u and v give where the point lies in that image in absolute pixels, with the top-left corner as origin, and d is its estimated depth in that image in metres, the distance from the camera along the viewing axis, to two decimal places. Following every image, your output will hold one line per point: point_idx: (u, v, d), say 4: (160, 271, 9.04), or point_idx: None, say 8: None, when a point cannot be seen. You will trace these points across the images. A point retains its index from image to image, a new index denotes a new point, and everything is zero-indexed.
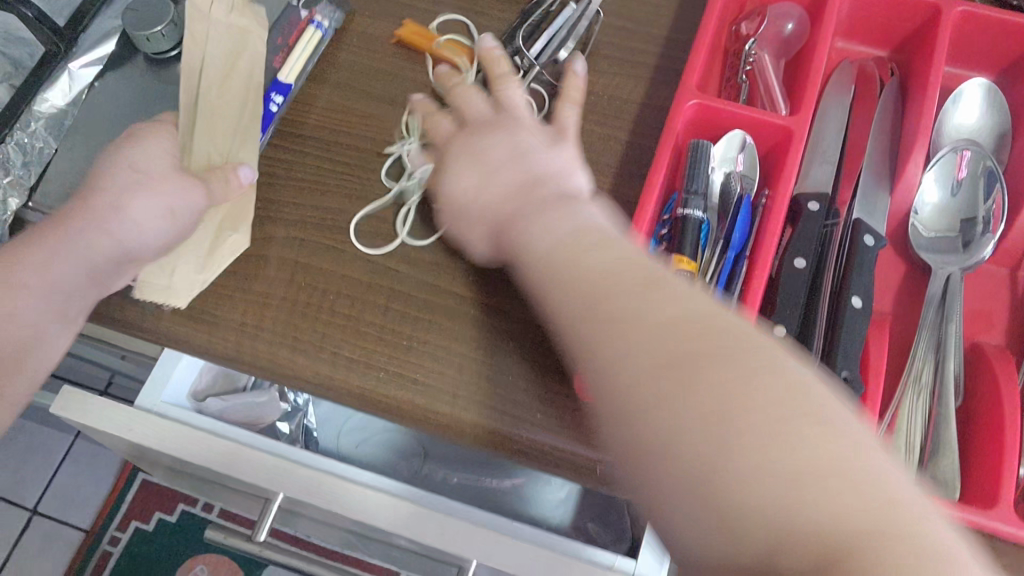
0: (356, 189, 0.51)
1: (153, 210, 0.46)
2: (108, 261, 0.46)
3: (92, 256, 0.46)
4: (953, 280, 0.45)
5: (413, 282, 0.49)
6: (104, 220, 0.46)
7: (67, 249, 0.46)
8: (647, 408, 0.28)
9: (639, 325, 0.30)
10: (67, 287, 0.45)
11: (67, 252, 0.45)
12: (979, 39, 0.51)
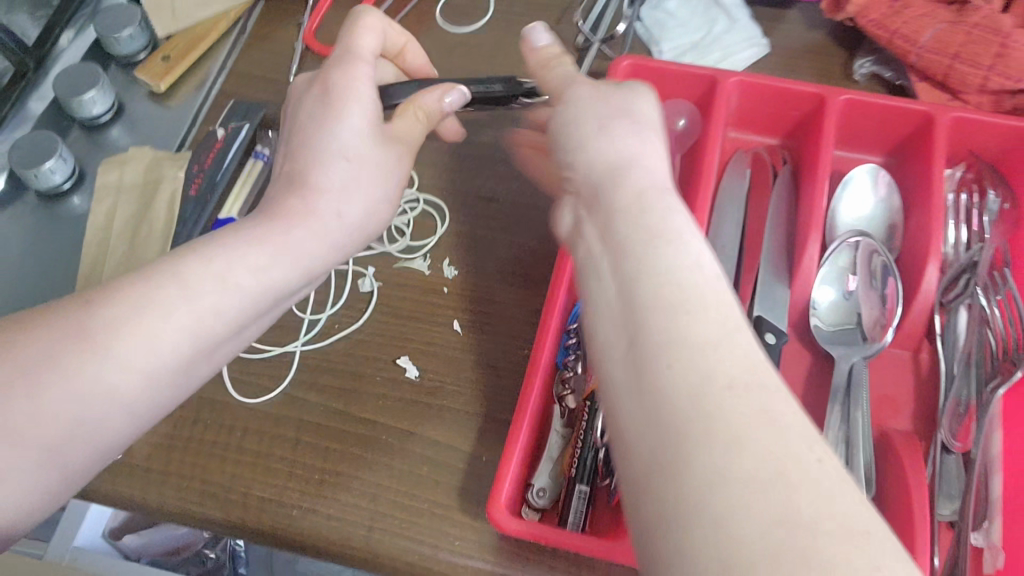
0: None
1: (304, 250, 0.40)
2: (264, 304, 0.38)
3: (253, 307, 0.37)
4: (856, 370, 0.46)
5: (322, 411, 0.47)
6: (264, 249, 0.38)
7: (156, 336, 0.33)
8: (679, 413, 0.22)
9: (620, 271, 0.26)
10: (198, 376, 0.36)
11: (230, 314, 0.36)
12: (865, 123, 0.53)
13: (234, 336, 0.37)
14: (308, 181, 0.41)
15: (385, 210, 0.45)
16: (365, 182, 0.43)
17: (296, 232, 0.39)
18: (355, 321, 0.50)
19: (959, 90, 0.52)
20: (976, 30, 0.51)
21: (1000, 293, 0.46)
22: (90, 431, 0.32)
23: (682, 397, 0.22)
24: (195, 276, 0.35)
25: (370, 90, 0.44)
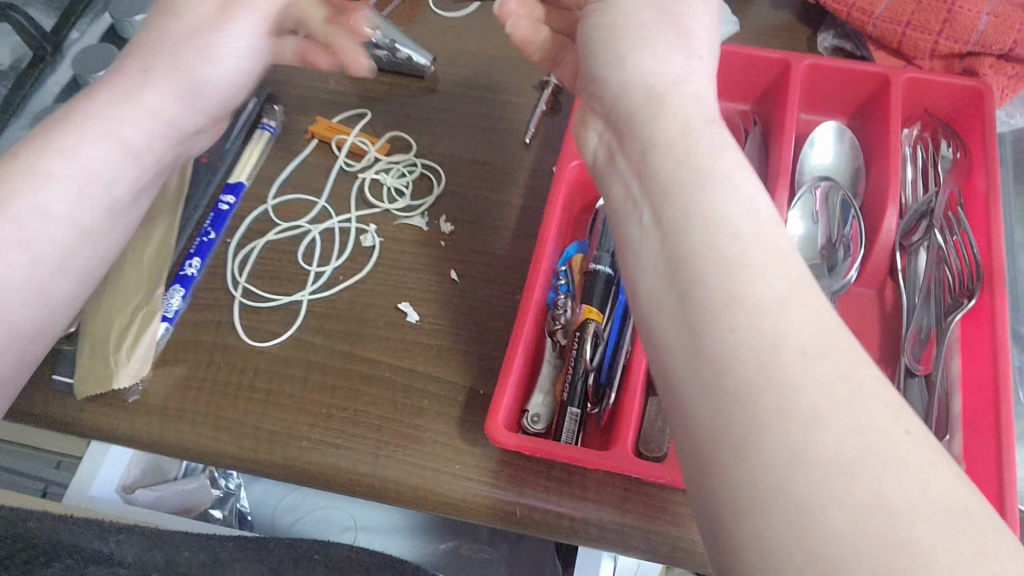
0: (268, 270, 0.54)
1: (149, 134, 0.42)
2: (128, 169, 0.42)
3: (94, 195, 0.41)
4: (825, 304, 0.49)
5: (328, 352, 0.50)
6: (93, 140, 0.40)
7: (6, 220, 0.37)
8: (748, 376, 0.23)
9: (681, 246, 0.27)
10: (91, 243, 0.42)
11: (100, 189, 0.41)
12: (828, 86, 0.57)
13: (115, 204, 0.43)
14: (155, 56, 0.42)
15: (247, 85, 0.46)
16: (227, 53, 0.43)
17: (136, 110, 0.42)
18: (357, 272, 0.53)
19: (913, 56, 0.57)
20: (924, 0, 0.56)
21: (956, 231, 0.50)
22: (44, 302, 0.40)
23: (715, 274, 0.26)
24: (21, 179, 0.38)
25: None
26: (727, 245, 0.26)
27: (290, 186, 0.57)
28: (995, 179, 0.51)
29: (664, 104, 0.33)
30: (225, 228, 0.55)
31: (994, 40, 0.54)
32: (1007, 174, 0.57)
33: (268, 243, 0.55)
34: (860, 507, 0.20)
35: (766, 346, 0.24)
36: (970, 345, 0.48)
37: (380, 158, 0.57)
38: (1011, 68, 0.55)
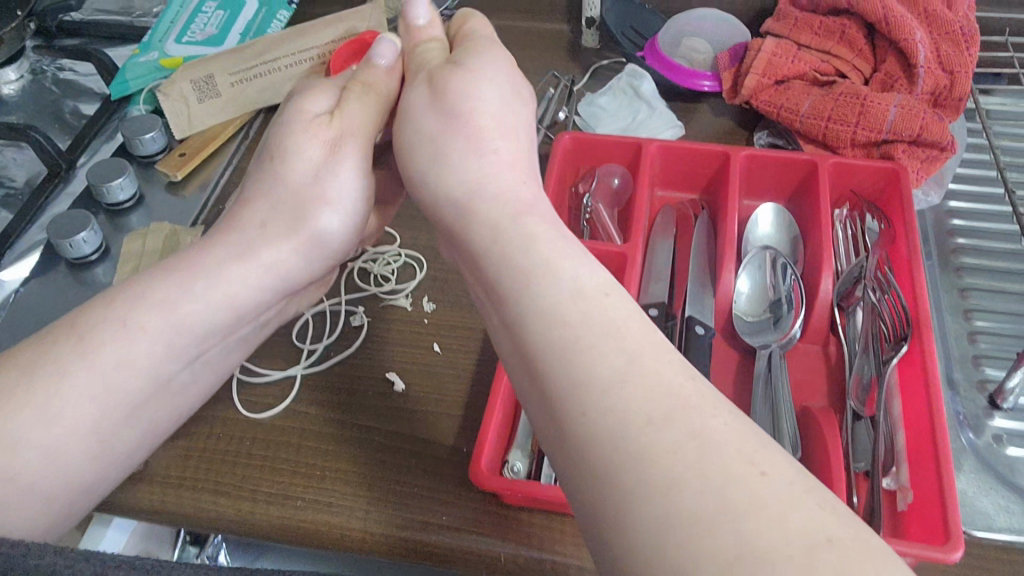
0: (265, 350, 0.58)
1: (253, 291, 0.45)
2: (226, 325, 0.44)
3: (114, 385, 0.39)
4: (774, 358, 0.54)
5: (322, 420, 0.54)
6: (215, 296, 0.43)
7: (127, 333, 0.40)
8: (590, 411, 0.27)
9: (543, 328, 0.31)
10: (196, 377, 0.45)
11: (212, 349, 0.45)
12: (763, 175, 0.65)
13: (201, 370, 0.45)
14: (243, 244, 0.45)
15: (352, 239, 0.50)
16: (339, 203, 0.47)
17: (238, 272, 0.44)
18: (348, 349, 0.58)
19: (836, 146, 0.65)
20: (842, 97, 0.64)
21: (887, 290, 0.56)
22: (110, 438, 0.40)
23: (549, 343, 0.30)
24: (150, 313, 0.41)
25: (346, 165, 0.47)
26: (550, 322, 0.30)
27: None
28: (916, 242, 0.57)
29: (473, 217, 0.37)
30: None
31: (903, 127, 0.62)
32: (930, 244, 0.63)
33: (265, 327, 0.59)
34: (699, 511, 0.23)
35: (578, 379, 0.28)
36: (906, 387, 0.52)
37: (367, 249, 0.63)
38: (923, 151, 0.63)
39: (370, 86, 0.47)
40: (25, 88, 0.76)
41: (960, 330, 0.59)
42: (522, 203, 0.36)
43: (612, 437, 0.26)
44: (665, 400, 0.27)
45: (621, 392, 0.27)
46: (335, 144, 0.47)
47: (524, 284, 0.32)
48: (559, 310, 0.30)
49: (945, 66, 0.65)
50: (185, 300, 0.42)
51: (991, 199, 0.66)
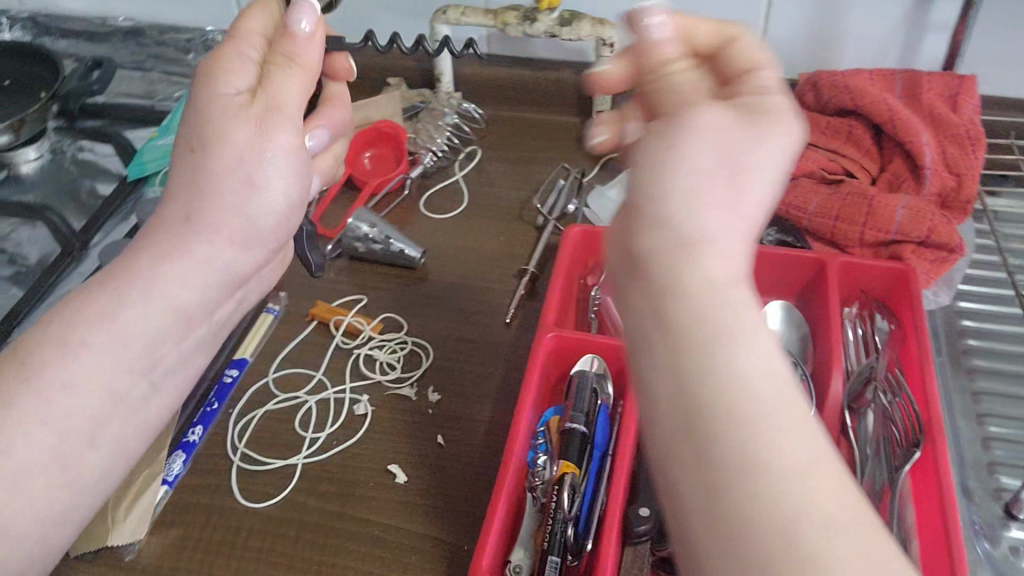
0: (264, 437, 0.57)
1: (193, 287, 0.43)
2: (178, 328, 0.42)
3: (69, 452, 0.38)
4: None
5: (321, 513, 0.53)
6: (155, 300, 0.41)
7: (67, 367, 0.38)
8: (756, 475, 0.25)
9: (715, 391, 0.26)
10: (159, 391, 0.43)
11: (170, 352, 0.43)
12: (772, 273, 0.65)
13: (163, 382, 0.43)
14: (169, 244, 0.42)
15: (299, 213, 0.47)
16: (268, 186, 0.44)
17: (171, 270, 0.42)
18: (350, 438, 0.57)
19: (845, 245, 0.65)
20: (849, 197, 0.65)
21: (898, 395, 0.55)
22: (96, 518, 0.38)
23: (718, 403, 0.26)
24: (88, 329, 0.39)
25: (277, 140, 0.43)
26: (745, 406, 0.26)
27: (291, 362, 0.62)
28: (927, 345, 0.57)
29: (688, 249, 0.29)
30: (227, 399, 0.59)
31: (912, 228, 0.62)
32: (940, 345, 0.63)
33: (267, 412, 0.59)
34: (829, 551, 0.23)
35: (746, 435, 0.25)
36: (919, 495, 0.52)
37: (374, 336, 0.62)
38: (931, 253, 0.63)
39: (303, 66, 0.43)
40: (44, 166, 0.77)
41: (974, 436, 0.58)
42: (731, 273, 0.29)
43: (760, 499, 0.24)
44: (796, 480, 0.25)
45: (788, 464, 0.25)
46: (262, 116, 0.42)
47: (719, 342, 0.27)
48: (746, 382, 0.26)
49: (952, 168, 0.65)
50: (128, 305, 0.40)
51: (1001, 300, 0.66)
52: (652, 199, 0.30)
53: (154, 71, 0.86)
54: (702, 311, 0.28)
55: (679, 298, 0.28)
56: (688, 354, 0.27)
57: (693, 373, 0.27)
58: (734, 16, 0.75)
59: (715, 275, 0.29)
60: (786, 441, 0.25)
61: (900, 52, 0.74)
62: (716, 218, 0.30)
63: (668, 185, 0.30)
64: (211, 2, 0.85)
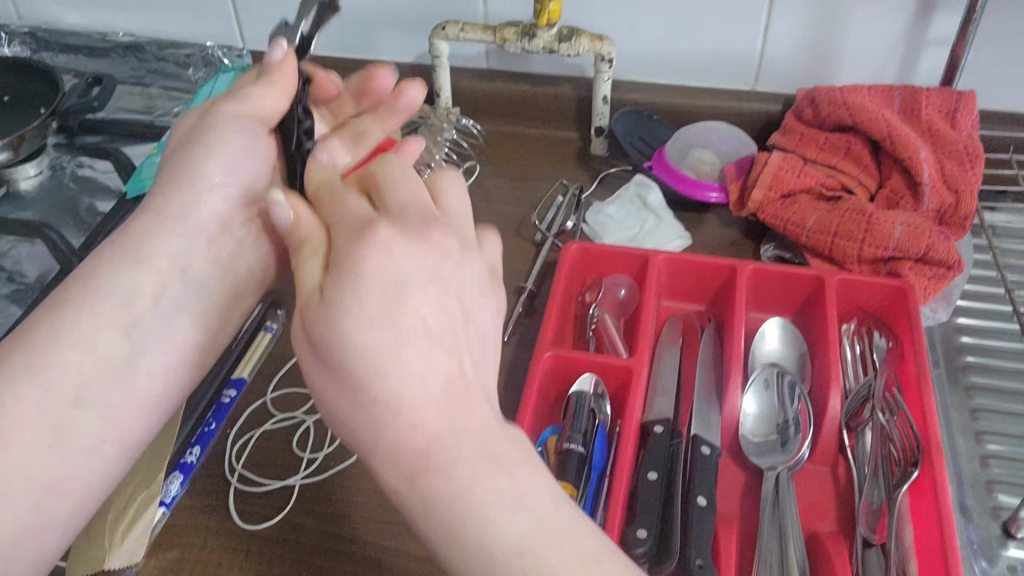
0: (262, 458, 0.57)
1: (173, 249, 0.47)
2: (164, 284, 0.46)
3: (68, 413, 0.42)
4: (781, 480, 0.53)
5: (317, 534, 0.53)
6: (137, 265, 0.46)
7: (60, 337, 0.43)
8: None
9: (484, 554, 0.32)
10: (147, 354, 0.45)
11: (148, 311, 0.46)
12: (770, 288, 0.65)
13: (152, 348, 0.46)
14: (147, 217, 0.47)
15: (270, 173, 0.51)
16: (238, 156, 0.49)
17: (159, 240, 0.47)
18: (348, 459, 0.57)
19: (843, 262, 0.65)
20: (847, 214, 0.65)
21: (896, 413, 0.55)
22: None
23: (494, 567, 0.32)
24: (77, 296, 0.44)
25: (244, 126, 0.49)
26: (508, 556, 0.32)
27: (289, 381, 0.62)
28: (925, 364, 0.57)
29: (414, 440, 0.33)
30: (225, 418, 0.59)
31: (910, 245, 0.62)
32: (938, 360, 0.63)
33: (265, 432, 0.59)
34: None
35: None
36: (917, 515, 0.51)
37: None
38: (930, 269, 0.63)
39: (274, 85, 0.48)
40: (43, 183, 0.77)
41: (971, 454, 0.57)
42: (451, 435, 0.33)
43: None
44: None
45: None
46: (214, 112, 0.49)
47: (463, 519, 0.32)
48: (491, 543, 0.32)
49: (950, 185, 0.65)
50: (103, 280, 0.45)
51: (999, 316, 0.66)
52: (341, 379, 0.33)
53: (153, 87, 0.86)
54: (457, 483, 0.32)
55: (437, 477, 0.32)
56: (458, 529, 0.32)
57: (463, 534, 0.32)
58: (732, 30, 0.75)
59: (440, 447, 0.33)
60: (559, 574, 0.32)
61: (897, 67, 0.74)
62: (405, 362, 0.32)
63: (368, 339, 0.32)
64: (211, 18, 0.85)
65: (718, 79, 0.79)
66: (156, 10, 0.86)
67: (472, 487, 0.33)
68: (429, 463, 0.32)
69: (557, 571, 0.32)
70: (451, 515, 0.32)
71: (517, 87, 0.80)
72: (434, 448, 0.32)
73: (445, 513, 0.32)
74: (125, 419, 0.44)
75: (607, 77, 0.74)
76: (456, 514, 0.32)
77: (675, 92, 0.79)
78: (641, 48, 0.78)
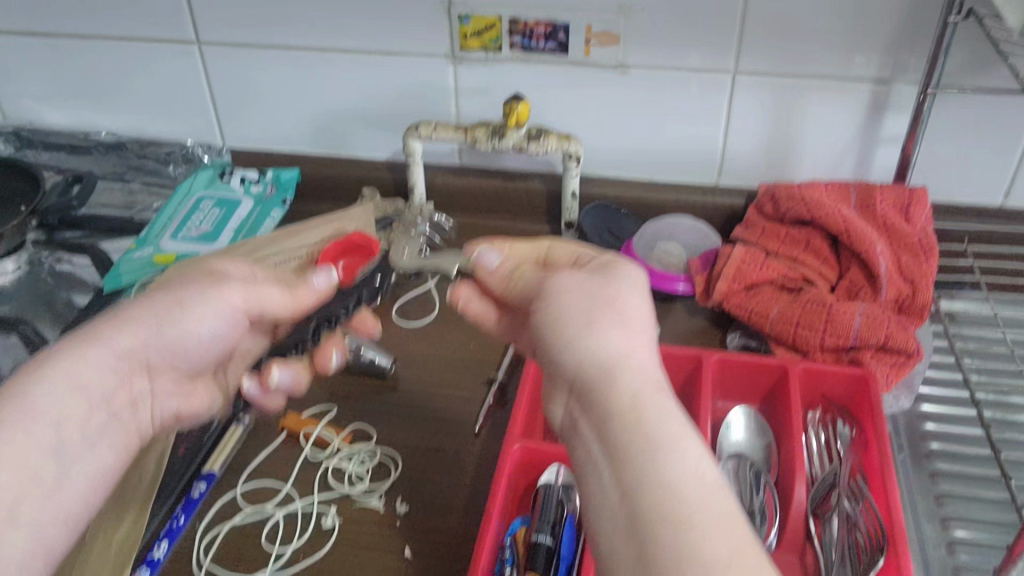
0: (230, 553, 0.57)
1: (101, 371, 0.45)
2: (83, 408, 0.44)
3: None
4: None
5: None
6: (65, 381, 0.43)
7: None
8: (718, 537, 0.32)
9: (679, 472, 0.34)
10: (71, 475, 0.43)
11: (74, 435, 0.43)
12: (735, 377, 0.66)
13: (72, 466, 0.43)
14: (92, 331, 0.45)
15: (224, 344, 0.53)
16: (207, 317, 0.50)
17: (92, 355, 0.45)
18: (316, 553, 0.57)
19: (806, 351, 0.66)
20: (808, 305, 0.67)
21: (861, 500, 0.56)
22: None
23: (677, 476, 0.34)
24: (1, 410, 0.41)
25: (228, 295, 0.51)
26: (691, 480, 0.34)
27: (260, 474, 0.62)
28: (887, 451, 0.58)
29: (613, 365, 0.38)
30: (193, 513, 0.58)
31: (870, 334, 0.64)
32: (902, 447, 0.64)
33: (234, 526, 0.58)
34: None
35: (702, 503, 0.33)
36: None
37: (343, 447, 0.63)
38: (890, 357, 0.64)
39: (297, 297, 0.55)
40: (20, 279, 0.78)
41: (939, 542, 0.58)
42: (659, 380, 0.38)
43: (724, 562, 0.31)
44: (743, 542, 0.32)
45: (734, 527, 0.33)
46: (216, 279, 0.51)
47: (669, 437, 0.35)
48: (697, 467, 0.34)
49: (906, 275, 0.68)
50: (36, 396, 0.42)
51: (960, 403, 0.67)
52: (581, 311, 0.41)
53: (134, 183, 0.89)
54: (659, 408, 0.36)
55: (638, 390, 0.37)
56: (650, 449, 0.35)
57: (669, 445, 0.35)
58: (694, 129, 0.78)
59: (651, 377, 0.38)
60: (734, 526, 0.33)
61: (853, 163, 0.78)
62: (644, 320, 0.41)
63: (627, 299, 0.42)
64: (192, 117, 0.88)
65: (683, 175, 0.82)
66: (140, 109, 0.89)
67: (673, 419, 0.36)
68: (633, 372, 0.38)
69: (736, 521, 0.33)
70: (659, 428, 0.36)
71: (489, 182, 0.83)
72: (636, 364, 0.39)
73: (655, 421, 0.36)
74: (49, 540, 0.42)
75: (576, 173, 0.77)
76: (664, 436, 0.35)
77: (640, 187, 0.82)
78: (607, 146, 0.81)
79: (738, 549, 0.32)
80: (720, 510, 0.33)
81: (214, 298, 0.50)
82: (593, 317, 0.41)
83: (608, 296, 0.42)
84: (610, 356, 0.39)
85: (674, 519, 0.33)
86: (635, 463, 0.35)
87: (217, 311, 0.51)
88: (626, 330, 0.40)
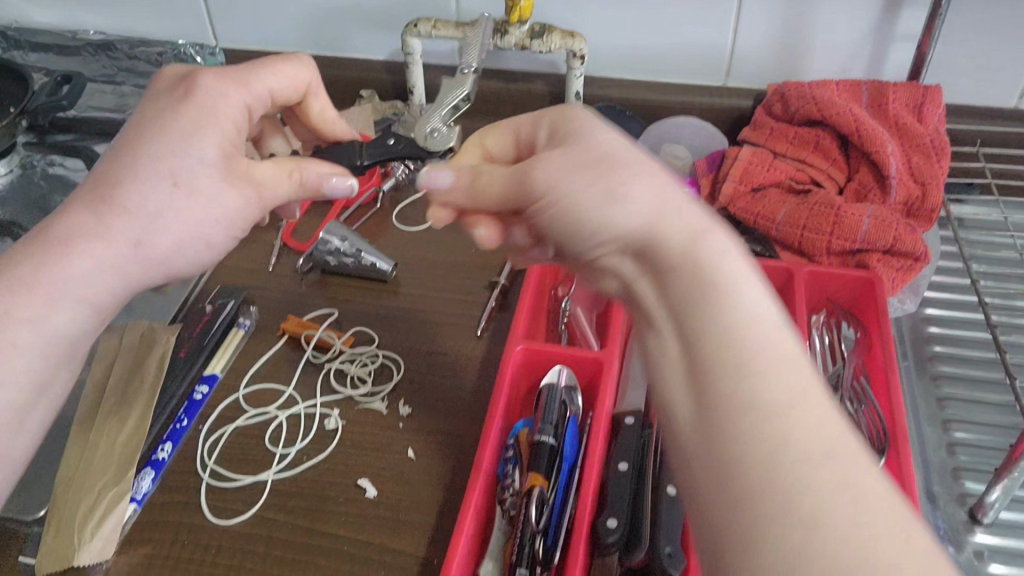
0: (234, 454, 0.57)
1: (96, 276, 0.41)
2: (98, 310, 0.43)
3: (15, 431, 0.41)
4: None
5: (290, 528, 0.53)
6: (72, 293, 0.41)
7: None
8: (783, 414, 0.28)
9: (724, 339, 0.30)
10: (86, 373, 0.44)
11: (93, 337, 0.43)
12: None
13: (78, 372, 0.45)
14: (83, 227, 0.40)
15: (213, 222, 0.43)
16: (223, 219, 0.43)
17: (94, 257, 0.41)
18: (321, 453, 0.57)
19: (811, 254, 0.65)
20: (816, 207, 0.65)
21: (863, 404, 0.56)
22: None
23: (721, 349, 0.30)
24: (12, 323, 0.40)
25: (235, 198, 0.43)
26: (742, 346, 0.30)
27: (263, 376, 0.62)
28: (892, 354, 0.58)
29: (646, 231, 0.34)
30: (196, 415, 0.59)
31: (877, 236, 0.63)
32: (905, 350, 0.64)
33: (238, 428, 0.58)
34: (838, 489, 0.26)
35: (757, 373, 0.29)
36: None
37: (344, 350, 0.62)
38: (897, 261, 0.63)
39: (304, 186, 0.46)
40: (13, 182, 0.77)
41: (939, 442, 0.58)
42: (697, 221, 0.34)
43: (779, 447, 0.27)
44: (800, 411, 0.28)
45: (788, 395, 0.28)
46: (230, 170, 0.43)
47: (717, 295, 0.31)
48: (739, 331, 0.30)
49: (917, 177, 0.66)
50: (41, 315, 0.40)
51: (965, 305, 0.67)
52: (575, 181, 0.37)
53: (125, 85, 0.86)
54: (699, 270, 0.32)
55: (669, 256, 0.33)
56: (695, 319, 0.31)
57: (709, 306, 0.31)
58: (703, 26, 0.75)
59: (673, 229, 0.34)
60: (801, 393, 0.28)
61: (866, 62, 0.75)
62: (641, 168, 0.36)
63: (613, 148, 0.37)
64: (182, 15, 0.85)
65: (690, 75, 0.79)
66: (128, 6, 0.86)
67: (700, 280, 0.32)
68: (665, 232, 0.34)
69: (797, 386, 0.28)
70: (694, 295, 0.32)
71: (490, 83, 0.80)
72: (661, 225, 0.34)
73: (692, 289, 0.32)
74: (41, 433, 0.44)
75: (580, 73, 0.75)
76: (708, 298, 0.31)
77: (645, 87, 0.80)
78: (613, 44, 0.78)
79: (812, 420, 0.28)
80: (778, 371, 0.29)
81: (229, 199, 0.43)
82: (591, 184, 0.36)
83: (597, 155, 0.37)
84: (636, 228, 0.34)
85: (732, 397, 0.29)
86: (689, 340, 0.31)
87: (233, 209, 0.43)
88: (638, 189, 0.35)
